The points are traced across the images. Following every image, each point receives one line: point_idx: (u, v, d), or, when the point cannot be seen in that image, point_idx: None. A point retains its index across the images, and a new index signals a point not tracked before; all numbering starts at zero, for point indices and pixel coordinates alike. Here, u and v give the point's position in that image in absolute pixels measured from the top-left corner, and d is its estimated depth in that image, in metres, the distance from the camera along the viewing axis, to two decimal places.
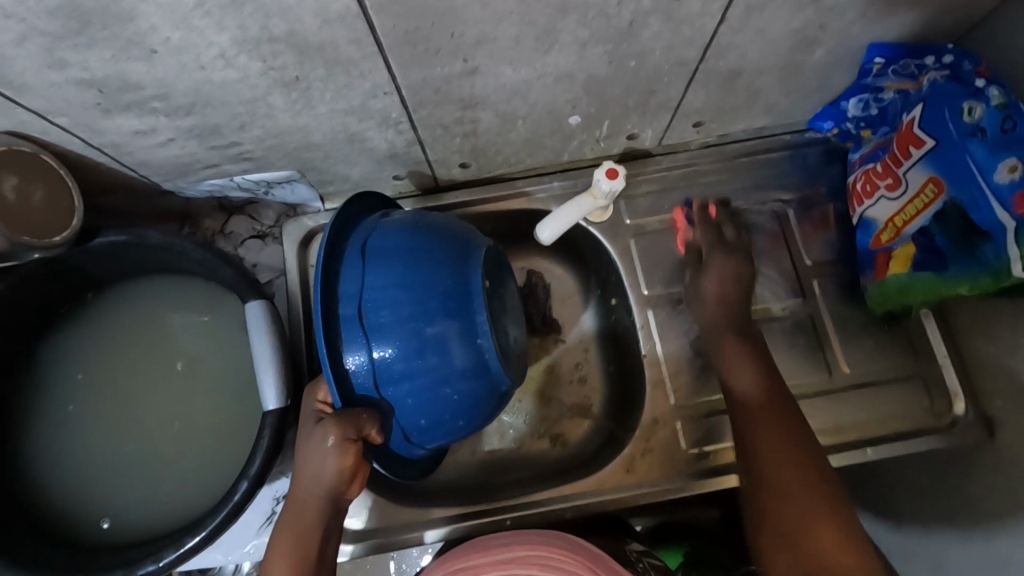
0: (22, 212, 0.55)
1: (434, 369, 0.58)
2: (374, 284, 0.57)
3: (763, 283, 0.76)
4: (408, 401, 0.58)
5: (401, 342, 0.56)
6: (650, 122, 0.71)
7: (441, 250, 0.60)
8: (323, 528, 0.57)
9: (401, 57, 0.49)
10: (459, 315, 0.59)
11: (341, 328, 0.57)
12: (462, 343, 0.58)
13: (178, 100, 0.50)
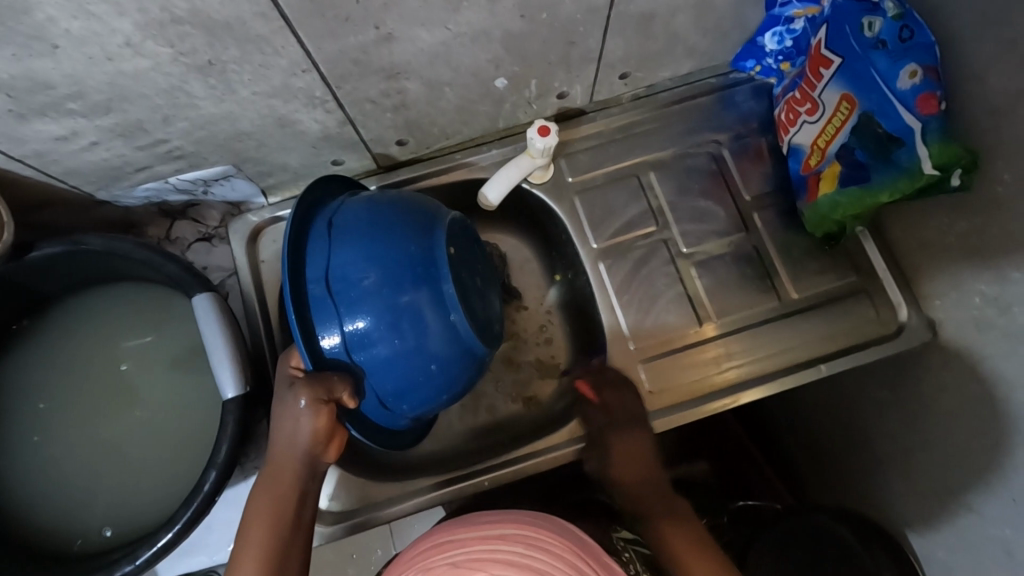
0: None
1: (409, 341, 0.58)
2: (342, 259, 0.57)
3: (707, 222, 0.78)
4: (385, 372, 0.58)
5: (373, 312, 0.57)
6: (576, 78, 0.72)
7: (404, 221, 0.60)
8: (299, 494, 0.58)
9: (312, 28, 0.50)
10: (429, 285, 0.59)
11: (310, 302, 0.57)
12: (435, 312, 0.59)
13: (94, 97, 0.50)
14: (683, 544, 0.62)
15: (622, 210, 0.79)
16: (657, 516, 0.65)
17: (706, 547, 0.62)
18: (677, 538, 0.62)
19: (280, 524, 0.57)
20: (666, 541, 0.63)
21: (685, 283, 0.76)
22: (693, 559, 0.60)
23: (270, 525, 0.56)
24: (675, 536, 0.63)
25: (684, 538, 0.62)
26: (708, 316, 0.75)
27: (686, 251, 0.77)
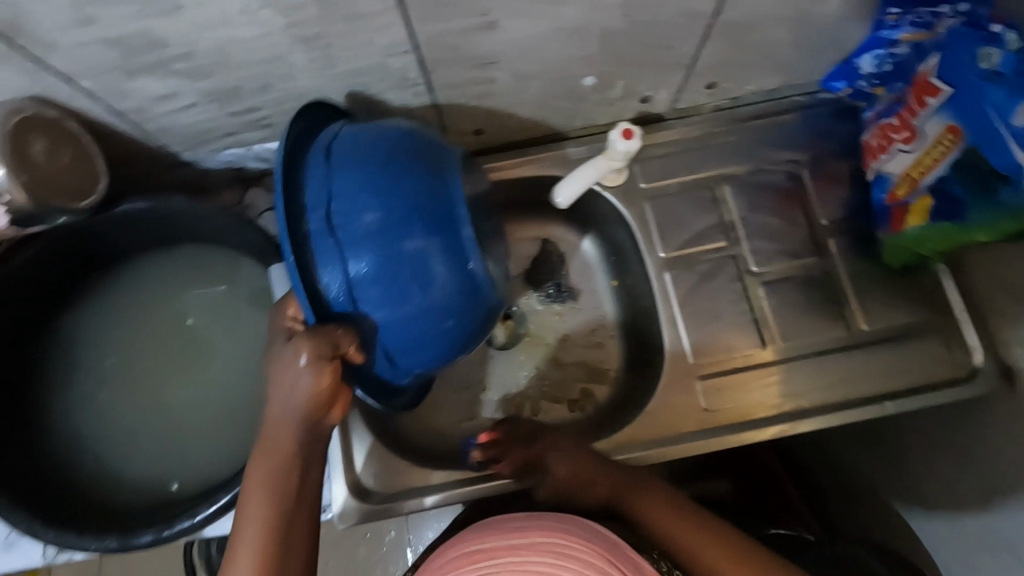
0: (48, 175, 0.55)
1: (420, 291, 0.51)
2: (345, 191, 0.50)
3: (779, 242, 0.76)
4: (391, 325, 0.52)
5: (378, 255, 0.49)
6: (662, 83, 0.71)
7: (413, 154, 0.52)
8: (296, 462, 0.52)
9: (420, 10, 0.49)
10: (443, 229, 0.51)
11: (306, 241, 0.49)
12: (448, 261, 0.52)
13: (200, 60, 0.51)
14: (674, 522, 0.58)
15: (691, 220, 0.77)
16: (639, 496, 0.61)
17: (675, 500, 0.62)
18: (674, 525, 0.58)
19: (284, 491, 0.51)
20: (669, 537, 0.57)
21: (751, 302, 0.74)
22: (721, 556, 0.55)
23: (269, 496, 0.51)
24: (651, 505, 0.60)
25: (656, 501, 0.61)
26: (771, 337, 0.72)
27: (755, 270, 0.75)
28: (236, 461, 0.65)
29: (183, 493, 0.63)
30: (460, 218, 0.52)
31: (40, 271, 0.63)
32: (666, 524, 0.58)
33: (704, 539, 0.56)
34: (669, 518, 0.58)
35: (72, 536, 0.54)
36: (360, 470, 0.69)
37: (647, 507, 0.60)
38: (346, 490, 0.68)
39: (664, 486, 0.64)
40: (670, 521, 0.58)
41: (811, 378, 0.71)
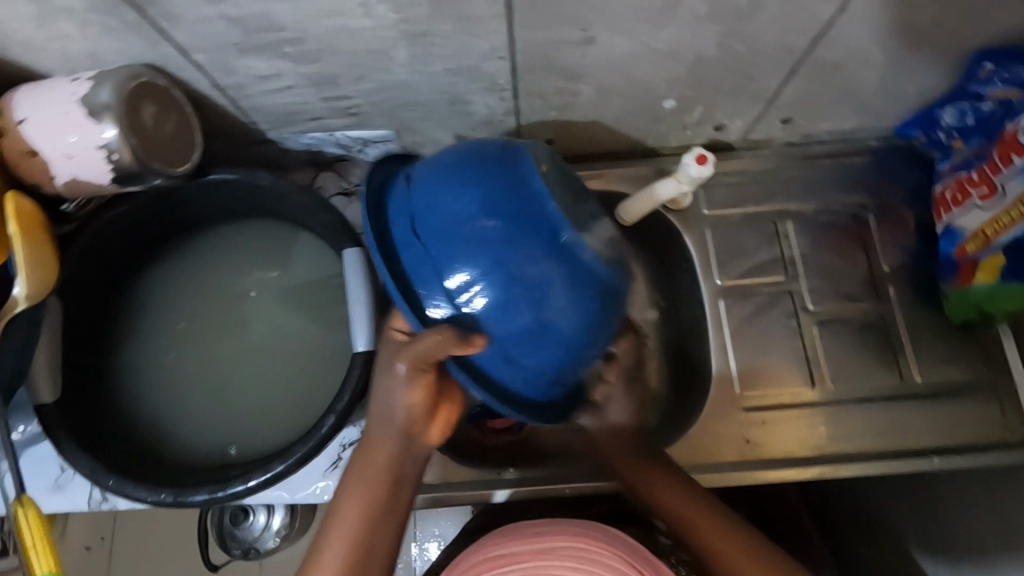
0: (153, 137, 0.54)
1: (530, 283, 0.50)
2: (431, 210, 0.52)
3: (838, 283, 0.75)
4: (508, 323, 0.51)
5: (478, 259, 0.50)
6: (739, 113, 0.72)
7: (490, 158, 0.53)
8: (391, 481, 0.55)
9: (526, 19, 0.51)
10: (536, 217, 0.51)
11: (407, 265, 0.53)
12: (548, 244, 0.50)
13: (309, 45, 0.53)
14: (677, 500, 0.60)
15: (751, 251, 0.77)
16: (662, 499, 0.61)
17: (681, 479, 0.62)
18: (687, 510, 0.60)
19: (380, 511, 0.54)
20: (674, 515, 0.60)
21: (804, 339, 0.73)
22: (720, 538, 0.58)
23: (365, 504, 0.54)
24: (663, 486, 0.61)
25: (672, 485, 0.61)
26: (821, 376, 0.72)
27: (811, 307, 0.74)
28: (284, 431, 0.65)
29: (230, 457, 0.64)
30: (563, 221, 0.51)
31: (117, 233, 0.63)
32: (663, 495, 0.61)
33: (705, 526, 0.59)
34: (679, 503, 0.60)
35: (128, 483, 0.55)
36: None
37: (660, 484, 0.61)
38: None
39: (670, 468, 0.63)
40: (671, 494, 0.61)
41: (859, 423, 0.70)
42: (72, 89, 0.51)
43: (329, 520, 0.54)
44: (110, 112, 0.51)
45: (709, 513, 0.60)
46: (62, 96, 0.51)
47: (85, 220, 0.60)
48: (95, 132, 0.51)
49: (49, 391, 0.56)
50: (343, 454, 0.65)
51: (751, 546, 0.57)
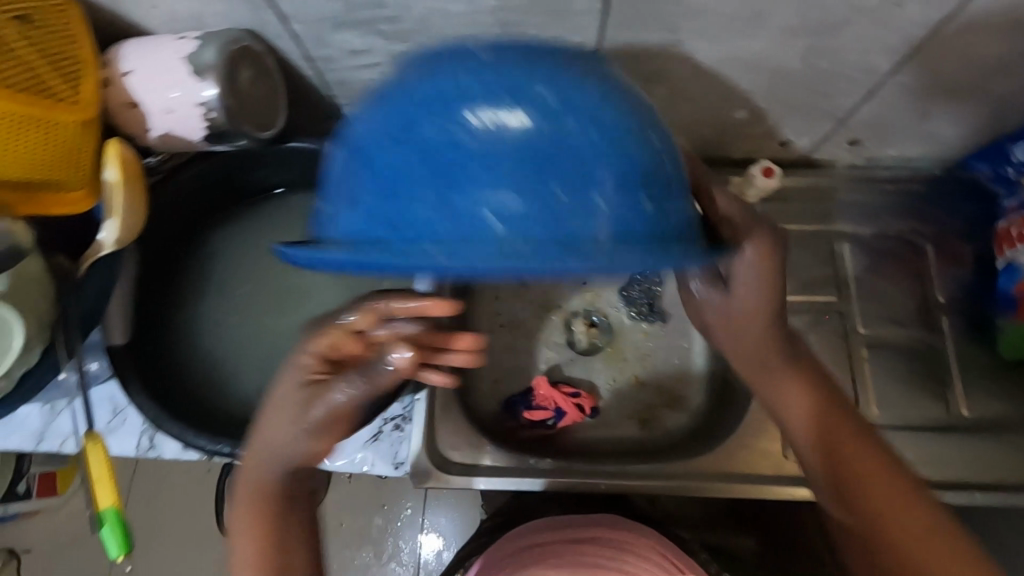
0: (247, 101, 0.58)
1: (539, 143, 0.37)
2: (369, 190, 0.40)
3: (891, 308, 0.75)
4: (555, 195, 0.37)
5: (473, 174, 0.37)
6: (808, 129, 0.72)
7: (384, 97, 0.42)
8: (267, 512, 0.52)
9: (619, 16, 0.52)
10: (464, 81, 0.38)
11: (384, 255, 0.39)
12: (504, 88, 0.37)
13: (404, 24, 0.55)
14: (800, 402, 0.54)
15: (805, 268, 0.77)
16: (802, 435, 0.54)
17: (778, 317, 0.55)
18: (794, 396, 0.55)
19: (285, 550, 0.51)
20: (792, 412, 0.55)
21: (852, 361, 0.73)
22: (880, 484, 0.49)
23: (256, 544, 0.51)
24: (794, 387, 0.55)
25: (806, 401, 0.54)
26: (868, 400, 0.72)
27: (861, 330, 0.74)
28: None
29: None
30: (510, 42, 0.41)
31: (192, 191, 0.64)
32: (780, 398, 0.56)
33: (813, 434, 0.53)
34: (791, 384, 0.55)
35: (193, 434, 0.57)
36: (445, 438, 0.72)
37: (770, 358, 0.56)
38: (422, 451, 0.70)
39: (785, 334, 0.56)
40: (794, 398, 0.55)
41: (903, 449, 0.69)
42: (177, 46, 0.53)
43: (232, 572, 0.51)
44: (213, 73, 0.53)
45: (826, 400, 0.54)
46: (166, 51, 0.53)
47: (166, 176, 0.62)
48: (195, 89, 0.53)
49: (121, 335, 0.58)
50: None
51: (879, 448, 0.51)
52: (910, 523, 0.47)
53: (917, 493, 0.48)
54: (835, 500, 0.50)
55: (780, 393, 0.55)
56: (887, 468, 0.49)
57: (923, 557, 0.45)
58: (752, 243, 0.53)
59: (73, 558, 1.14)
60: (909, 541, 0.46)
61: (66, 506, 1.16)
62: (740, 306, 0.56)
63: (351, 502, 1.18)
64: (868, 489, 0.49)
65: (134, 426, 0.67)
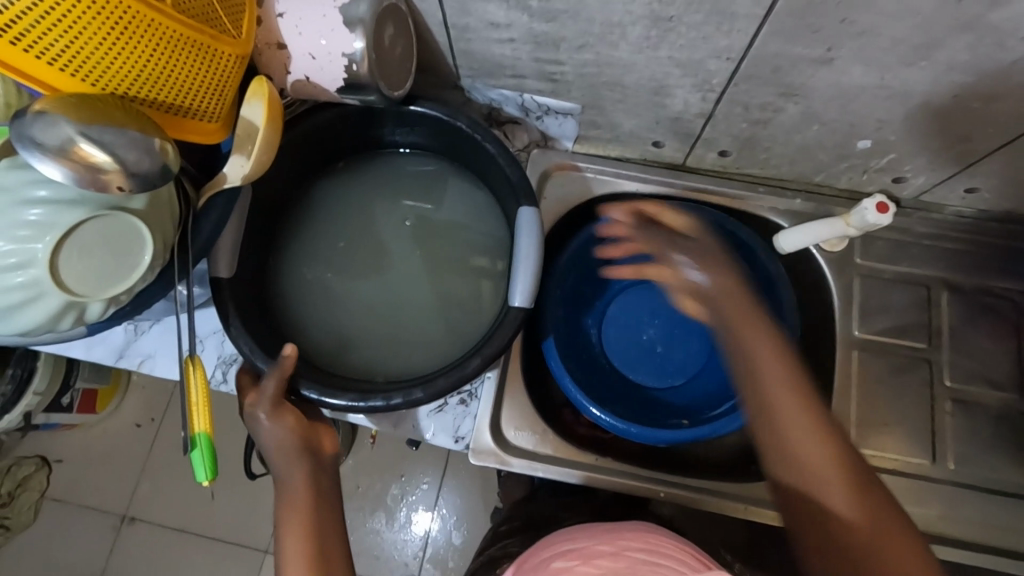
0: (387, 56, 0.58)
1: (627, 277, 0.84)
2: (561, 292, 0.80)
3: (983, 367, 0.73)
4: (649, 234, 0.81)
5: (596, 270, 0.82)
6: (930, 170, 0.69)
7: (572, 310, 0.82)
8: (317, 514, 0.54)
9: (778, 26, 0.52)
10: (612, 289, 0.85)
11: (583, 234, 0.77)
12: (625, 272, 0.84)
13: (556, 5, 0.55)
14: (754, 330, 0.51)
15: (897, 310, 0.75)
16: (735, 329, 0.51)
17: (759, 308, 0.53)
18: (797, 407, 0.49)
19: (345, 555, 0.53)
20: (768, 405, 0.49)
21: (934, 412, 0.71)
22: (838, 484, 0.46)
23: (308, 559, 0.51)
24: (765, 362, 0.50)
25: (772, 346, 0.50)
26: (945, 455, 0.70)
27: (947, 382, 0.72)
28: (419, 369, 0.65)
29: (362, 370, 0.65)
30: (607, 315, 0.84)
31: (311, 139, 0.65)
32: (794, 422, 0.48)
33: (819, 456, 0.47)
34: (775, 379, 0.49)
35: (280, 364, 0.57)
36: (508, 421, 0.72)
37: (766, 360, 0.50)
38: (488, 430, 0.70)
39: (753, 292, 0.54)
40: (770, 367, 0.50)
41: (973, 509, 0.68)
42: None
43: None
44: (364, 26, 0.53)
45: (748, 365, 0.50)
46: None
47: (292, 126, 0.63)
48: (346, 40, 0.54)
49: (227, 267, 0.59)
50: (448, 399, 0.71)
51: (854, 460, 0.48)
52: (857, 519, 0.45)
53: (875, 506, 0.46)
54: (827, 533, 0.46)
55: (739, 343, 0.51)
56: (810, 410, 0.48)
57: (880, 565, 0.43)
58: (703, 269, 0.55)
59: (105, 473, 1.17)
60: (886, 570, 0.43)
61: (105, 422, 1.19)
62: (728, 308, 0.52)
63: (373, 466, 1.18)
64: (826, 486, 0.47)
65: (212, 356, 0.70)
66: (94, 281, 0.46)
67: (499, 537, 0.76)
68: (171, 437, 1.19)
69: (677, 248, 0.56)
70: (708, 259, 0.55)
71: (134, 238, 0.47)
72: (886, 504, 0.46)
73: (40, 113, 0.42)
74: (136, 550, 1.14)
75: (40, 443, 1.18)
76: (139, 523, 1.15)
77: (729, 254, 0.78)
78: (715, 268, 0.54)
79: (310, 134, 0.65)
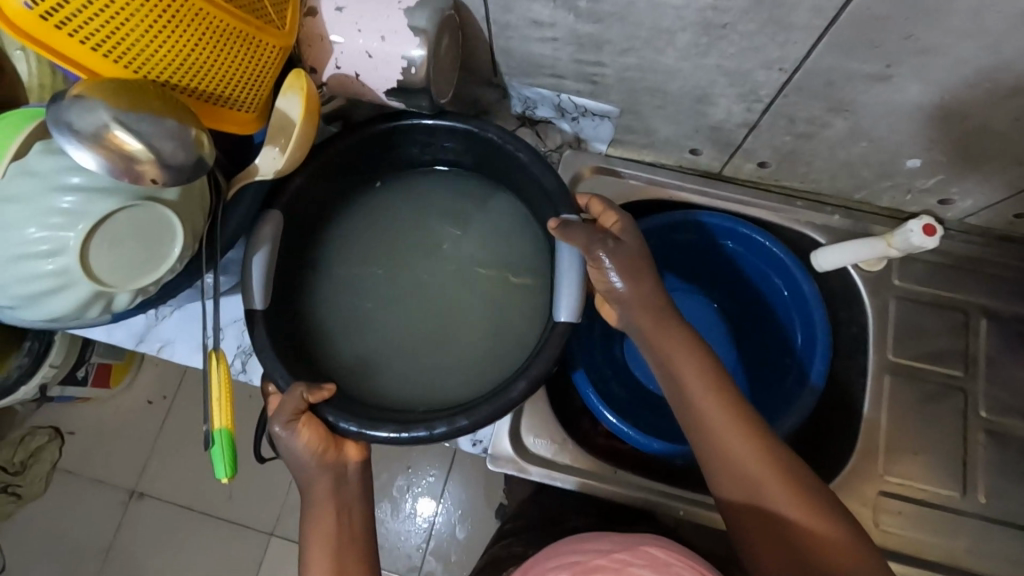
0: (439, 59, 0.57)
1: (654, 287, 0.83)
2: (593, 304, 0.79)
3: (1021, 399, 0.70)
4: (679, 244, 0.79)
5: None
6: (979, 193, 0.67)
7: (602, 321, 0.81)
8: (338, 531, 0.54)
9: (837, 39, 0.50)
10: None
11: None
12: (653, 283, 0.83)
13: (604, 6, 0.53)
14: (697, 380, 0.52)
15: (933, 336, 0.72)
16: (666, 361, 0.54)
17: (701, 349, 0.54)
18: (745, 452, 0.49)
19: (367, 570, 0.53)
20: (719, 451, 0.50)
21: (967, 443, 0.69)
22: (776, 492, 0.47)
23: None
24: (714, 411, 0.51)
25: (688, 357, 0.53)
26: (975, 487, 0.68)
27: (982, 413, 0.70)
28: (450, 390, 0.64)
29: (388, 384, 0.64)
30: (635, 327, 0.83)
31: (350, 150, 0.64)
32: (748, 469, 0.48)
33: (760, 467, 0.48)
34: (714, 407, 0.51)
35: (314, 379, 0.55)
36: (526, 427, 0.71)
37: (710, 409, 0.51)
38: (506, 437, 0.69)
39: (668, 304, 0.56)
40: (694, 380, 0.52)
41: (1002, 546, 0.66)
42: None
43: None
44: (425, 36, 0.53)
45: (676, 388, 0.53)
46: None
47: (329, 138, 0.61)
48: (407, 44, 0.53)
49: (262, 254, 0.58)
50: None
51: (811, 493, 0.47)
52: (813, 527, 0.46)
53: (815, 507, 0.46)
54: (770, 542, 0.47)
55: (685, 395, 0.52)
56: (747, 433, 0.50)
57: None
58: (621, 275, 0.55)
59: (116, 448, 1.18)
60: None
61: (118, 398, 1.20)
62: (680, 362, 0.53)
63: (382, 456, 1.18)
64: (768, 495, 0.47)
65: (231, 344, 0.69)
66: (120, 272, 0.45)
67: (503, 536, 0.75)
68: (182, 417, 1.19)
69: (606, 248, 0.55)
70: (635, 263, 0.56)
71: (166, 230, 0.46)
72: (819, 497, 0.47)
73: (77, 97, 0.41)
74: (143, 528, 1.14)
75: (53, 415, 1.19)
76: (146, 500, 1.15)
77: (762, 270, 0.77)
78: (638, 279, 0.55)
79: (350, 141, 0.62)
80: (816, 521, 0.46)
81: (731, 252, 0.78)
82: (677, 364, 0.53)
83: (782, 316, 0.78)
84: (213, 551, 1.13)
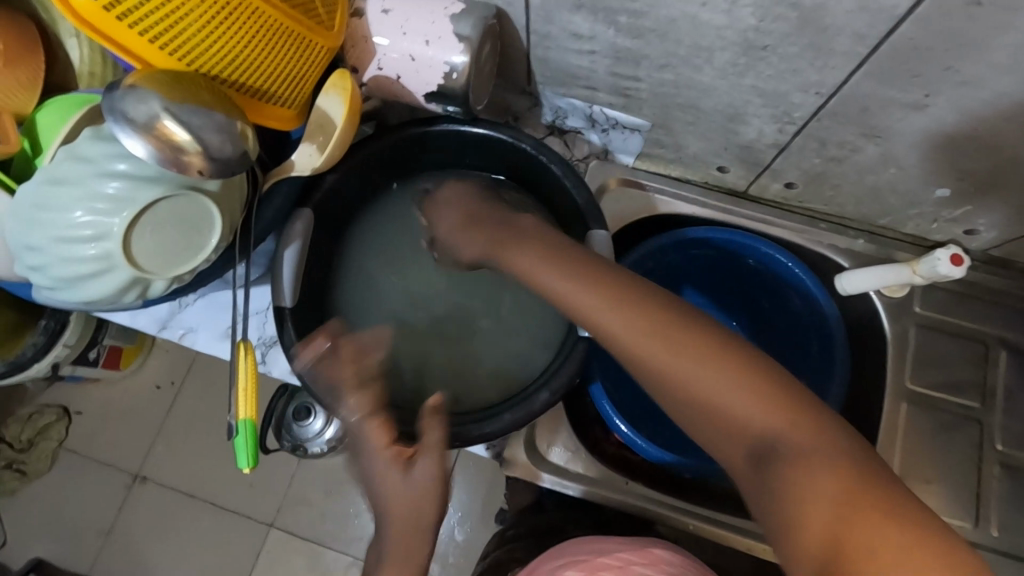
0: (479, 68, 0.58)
1: None
2: None
3: None
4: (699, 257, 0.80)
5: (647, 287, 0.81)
6: (1007, 226, 0.67)
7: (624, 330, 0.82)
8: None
9: (876, 67, 0.50)
10: None
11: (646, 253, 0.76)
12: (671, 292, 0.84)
13: (646, 22, 0.53)
14: (614, 315, 0.44)
15: (952, 365, 0.72)
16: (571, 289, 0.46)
17: (598, 267, 0.47)
18: (704, 381, 0.40)
19: None
20: (669, 385, 0.41)
21: (981, 475, 0.69)
22: (736, 404, 0.39)
23: None
24: (646, 343, 0.42)
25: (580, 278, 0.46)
26: (987, 520, 0.68)
27: (997, 446, 0.70)
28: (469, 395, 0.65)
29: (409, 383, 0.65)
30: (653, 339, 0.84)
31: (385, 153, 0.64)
32: (703, 384, 0.40)
33: (710, 383, 0.40)
34: (630, 328, 0.43)
35: None
36: (540, 433, 0.71)
37: (645, 342, 0.42)
38: (520, 442, 0.70)
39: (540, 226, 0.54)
40: (601, 309, 0.44)
41: None
42: (446, 4, 0.55)
43: None
44: (469, 42, 0.54)
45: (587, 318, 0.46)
46: (434, 6, 0.55)
47: (366, 139, 0.62)
48: (450, 49, 0.54)
49: (293, 252, 0.59)
50: None
51: (782, 389, 0.39)
52: (778, 427, 0.38)
53: (776, 403, 0.39)
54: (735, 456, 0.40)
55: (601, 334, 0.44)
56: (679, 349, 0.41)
57: (841, 535, 0.35)
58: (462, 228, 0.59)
59: (122, 430, 1.19)
60: (828, 512, 0.36)
61: (127, 381, 1.20)
62: (576, 288, 0.46)
63: None
64: (729, 412, 0.40)
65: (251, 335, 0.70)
66: (158, 258, 0.46)
67: (503, 542, 0.75)
68: (189, 403, 1.19)
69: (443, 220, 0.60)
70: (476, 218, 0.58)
71: (205, 220, 0.47)
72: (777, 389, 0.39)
73: (130, 87, 0.42)
74: (145, 511, 1.15)
75: (62, 394, 1.20)
76: (150, 483, 1.16)
77: (781, 289, 0.78)
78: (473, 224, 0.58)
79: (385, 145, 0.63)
80: (782, 419, 0.38)
81: (751, 270, 0.78)
82: (582, 288, 0.46)
83: (799, 336, 0.79)
84: (212, 539, 1.13)
